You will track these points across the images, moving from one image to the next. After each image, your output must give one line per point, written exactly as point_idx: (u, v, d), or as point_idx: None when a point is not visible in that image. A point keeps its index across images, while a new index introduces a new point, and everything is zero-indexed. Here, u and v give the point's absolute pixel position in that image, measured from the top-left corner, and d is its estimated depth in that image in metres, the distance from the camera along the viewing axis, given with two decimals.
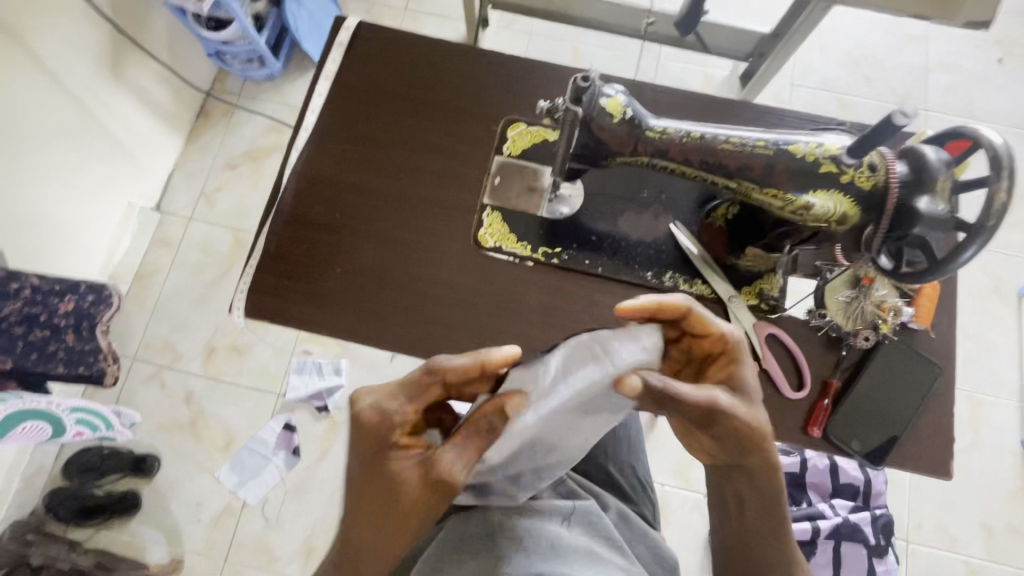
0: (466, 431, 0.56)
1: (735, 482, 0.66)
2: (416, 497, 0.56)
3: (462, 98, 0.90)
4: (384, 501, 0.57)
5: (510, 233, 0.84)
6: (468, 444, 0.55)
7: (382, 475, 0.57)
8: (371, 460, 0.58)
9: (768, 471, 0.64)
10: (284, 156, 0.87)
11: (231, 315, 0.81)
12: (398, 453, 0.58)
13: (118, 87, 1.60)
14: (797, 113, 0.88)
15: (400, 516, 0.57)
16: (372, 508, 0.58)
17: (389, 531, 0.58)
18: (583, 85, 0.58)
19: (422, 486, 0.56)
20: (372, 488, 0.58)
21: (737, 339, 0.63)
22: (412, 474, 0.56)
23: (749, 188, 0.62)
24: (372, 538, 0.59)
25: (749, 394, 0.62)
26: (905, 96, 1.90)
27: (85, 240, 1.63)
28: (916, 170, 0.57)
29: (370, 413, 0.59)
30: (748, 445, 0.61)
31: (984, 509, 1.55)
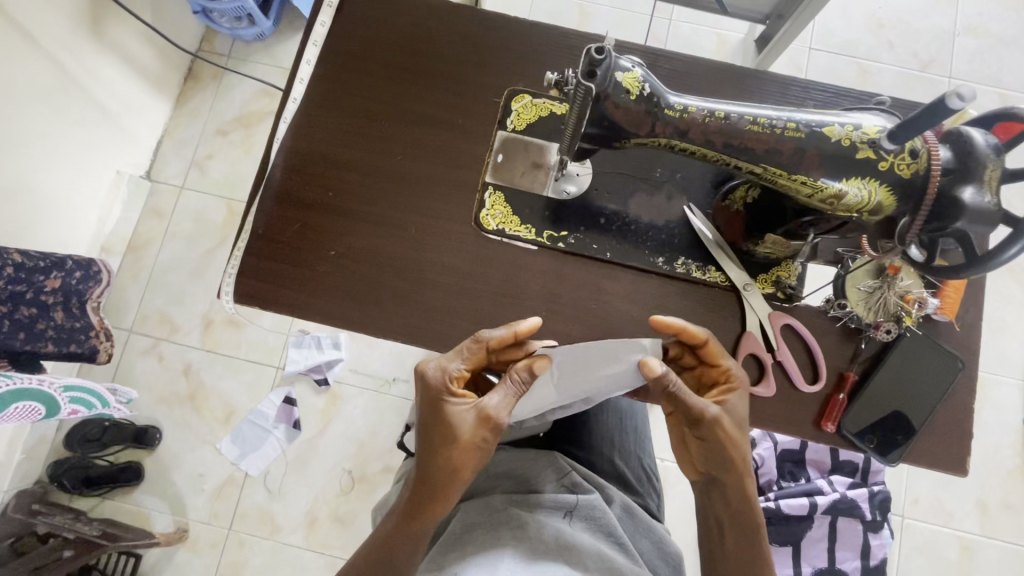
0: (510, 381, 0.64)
1: (711, 504, 0.67)
2: (475, 437, 0.61)
3: (464, 65, 0.84)
4: (444, 447, 0.61)
5: (513, 214, 0.79)
6: (512, 392, 0.64)
7: (444, 424, 0.62)
8: (433, 414, 0.63)
9: (743, 503, 0.65)
10: (272, 129, 0.81)
11: (221, 298, 0.77)
12: (457, 402, 0.63)
13: (99, 48, 1.51)
14: (824, 86, 0.81)
15: (461, 459, 0.61)
16: (432, 457, 0.62)
17: (449, 474, 0.61)
18: (598, 58, 0.52)
19: (481, 426, 0.61)
20: (434, 437, 0.62)
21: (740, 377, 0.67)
22: (471, 418, 0.62)
23: (776, 174, 0.57)
24: (431, 487, 0.62)
25: (741, 422, 0.65)
26: (929, 62, 1.80)
27: (74, 210, 1.58)
28: (961, 156, 0.52)
29: (435, 374, 0.64)
30: (728, 465, 0.63)
31: (982, 487, 1.56)
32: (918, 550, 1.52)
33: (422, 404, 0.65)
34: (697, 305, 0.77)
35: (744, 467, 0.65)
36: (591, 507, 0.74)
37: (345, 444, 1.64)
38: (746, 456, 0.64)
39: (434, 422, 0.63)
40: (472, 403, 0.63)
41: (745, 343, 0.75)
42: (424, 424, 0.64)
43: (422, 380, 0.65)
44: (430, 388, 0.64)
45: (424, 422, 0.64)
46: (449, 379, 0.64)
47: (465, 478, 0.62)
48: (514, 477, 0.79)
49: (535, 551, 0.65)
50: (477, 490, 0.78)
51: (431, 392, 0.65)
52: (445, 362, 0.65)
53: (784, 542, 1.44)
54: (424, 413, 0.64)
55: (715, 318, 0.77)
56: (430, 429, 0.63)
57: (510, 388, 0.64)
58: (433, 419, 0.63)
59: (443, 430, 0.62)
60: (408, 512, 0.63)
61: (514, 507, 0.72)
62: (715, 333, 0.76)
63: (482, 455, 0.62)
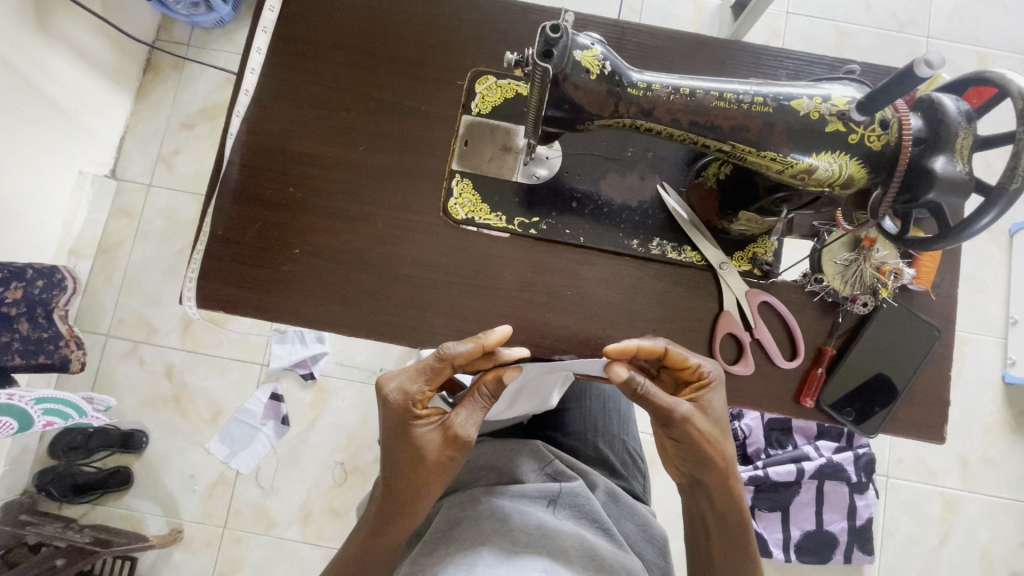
0: (476, 396, 0.63)
1: (696, 502, 0.67)
2: (441, 458, 0.61)
3: (425, 48, 0.80)
4: (410, 468, 0.62)
5: (483, 202, 0.76)
6: (478, 407, 0.63)
7: (409, 449, 0.62)
8: (398, 435, 0.62)
9: (728, 499, 0.65)
10: (225, 124, 0.77)
11: (184, 304, 0.74)
12: (422, 423, 0.62)
13: (47, 42, 1.43)
14: (797, 54, 0.79)
15: (427, 478, 0.62)
16: (398, 476, 0.62)
17: (418, 492, 0.62)
18: (553, 36, 0.49)
19: (447, 446, 0.61)
20: (399, 457, 0.62)
21: (712, 375, 0.66)
22: (435, 439, 0.61)
23: (744, 151, 0.55)
24: (398, 503, 0.63)
25: (718, 417, 0.64)
26: (907, 23, 1.77)
27: (37, 214, 1.52)
28: (933, 125, 0.51)
29: (397, 394, 0.63)
30: (708, 463, 0.63)
31: (963, 443, 1.59)
32: (902, 507, 1.56)
33: (385, 421, 0.64)
34: (673, 286, 0.76)
35: (727, 463, 0.64)
36: (575, 495, 0.74)
37: (335, 437, 1.63)
38: (726, 453, 0.64)
39: (399, 443, 0.62)
40: (436, 423, 0.62)
41: (723, 322, 0.74)
42: (389, 442, 0.63)
43: (385, 399, 0.63)
44: (393, 410, 0.62)
45: (388, 441, 0.63)
46: (411, 402, 0.62)
47: (432, 494, 0.63)
48: (497, 467, 0.78)
49: (516, 546, 0.64)
50: (461, 484, 0.78)
51: (394, 415, 0.63)
52: (407, 380, 0.63)
53: (772, 508, 1.47)
54: (388, 432, 0.63)
55: (692, 298, 0.76)
56: (395, 448, 0.63)
57: (476, 402, 0.63)
58: (398, 438, 0.62)
59: (408, 450, 0.62)
60: (378, 524, 0.65)
61: (496, 500, 0.71)
62: (692, 314, 0.75)
63: (449, 471, 0.63)
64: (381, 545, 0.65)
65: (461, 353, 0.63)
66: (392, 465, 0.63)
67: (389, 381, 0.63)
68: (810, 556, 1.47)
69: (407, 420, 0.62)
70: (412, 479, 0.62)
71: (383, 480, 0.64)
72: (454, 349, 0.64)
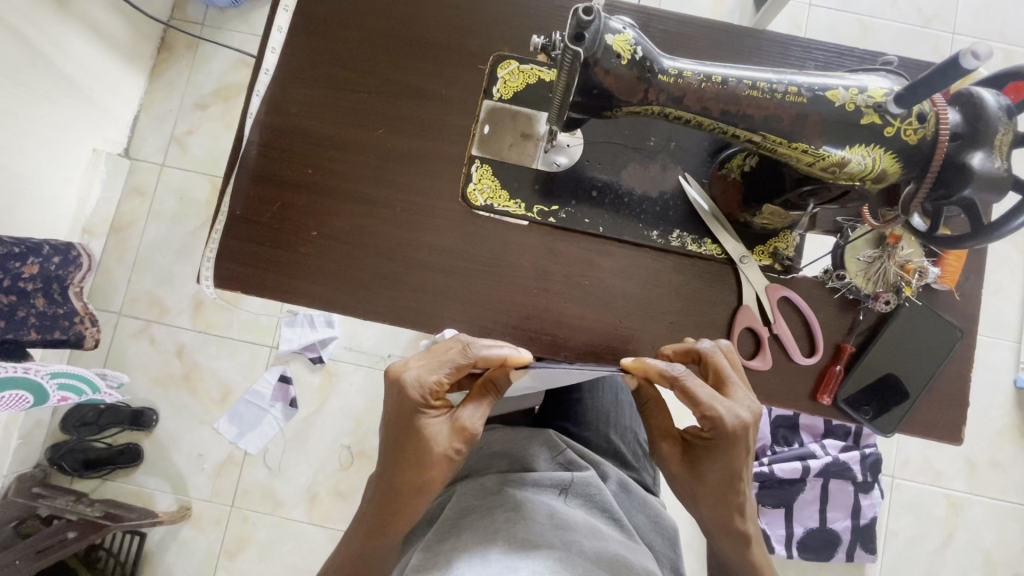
0: (488, 393, 0.65)
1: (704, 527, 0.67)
2: (449, 451, 0.61)
3: (447, 30, 0.79)
4: (414, 458, 0.61)
5: (502, 189, 0.76)
6: (486, 402, 0.65)
7: (418, 439, 0.61)
8: (407, 426, 0.62)
9: (724, 531, 0.63)
10: (243, 103, 0.76)
11: (201, 284, 0.75)
12: (433, 416, 0.63)
13: (63, 19, 1.43)
14: (826, 46, 0.77)
15: (433, 475, 0.62)
16: (403, 469, 0.62)
17: (419, 485, 0.62)
18: (586, 19, 0.48)
19: (455, 439, 0.62)
20: (404, 445, 0.62)
21: (723, 427, 0.59)
22: (448, 433, 0.62)
23: (775, 142, 0.54)
24: (398, 493, 0.62)
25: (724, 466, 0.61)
26: (932, 18, 1.74)
27: (52, 191, 1.53)
28: (971, 120, 0.49)
29: (412, 386, 0.62)
30: (693, 502, 0.63)
31: (972, 447, 1.58)
32: (907, 508, 1.56)
33: (390, 409, 0.63)
34: (693, 279, 0.75)
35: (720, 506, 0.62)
36: (586, 484, 0.74)
37: (343, 421, 1.65)
38: (709, 497, 0.62)
39: (409, 434, 0.62)
40: (446, 416, 0.63)
41: (741, 317, 0.73)
42: (395, 430, 0.63)
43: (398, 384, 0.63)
44: (409, 398, 0.62)
45: (394, 430, 0.63)
46: (427, 392, 0.62)
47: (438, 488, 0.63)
48: (506, 452, 0.79)
49: (529, 536, 0.64)
50: (472, 471, 0.78)
51: (405, 405, 0.62)
52: (423, 371, 0.63)
53: (777, 504, 1.47)
54: (396, 421, 0.63)
55: (710, 292, 0.75)
56: (404, 438, 0.62)
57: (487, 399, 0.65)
58: (407, 429, 0.62)
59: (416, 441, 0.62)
60: (375, 513, 0.64)
61: (509, 487, 0.72)
62: (709, 307, 0.75)
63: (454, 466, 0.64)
64: (379, 534, 0.65)
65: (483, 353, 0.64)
66: (396, 454, 0.62)
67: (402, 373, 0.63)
68: (812, 553, 1.48)
69: (421, 411, 0.62)
70: (414, 470, 0.61)
71: (382, 469, 0.64)
72: (481, 349, 0.65)
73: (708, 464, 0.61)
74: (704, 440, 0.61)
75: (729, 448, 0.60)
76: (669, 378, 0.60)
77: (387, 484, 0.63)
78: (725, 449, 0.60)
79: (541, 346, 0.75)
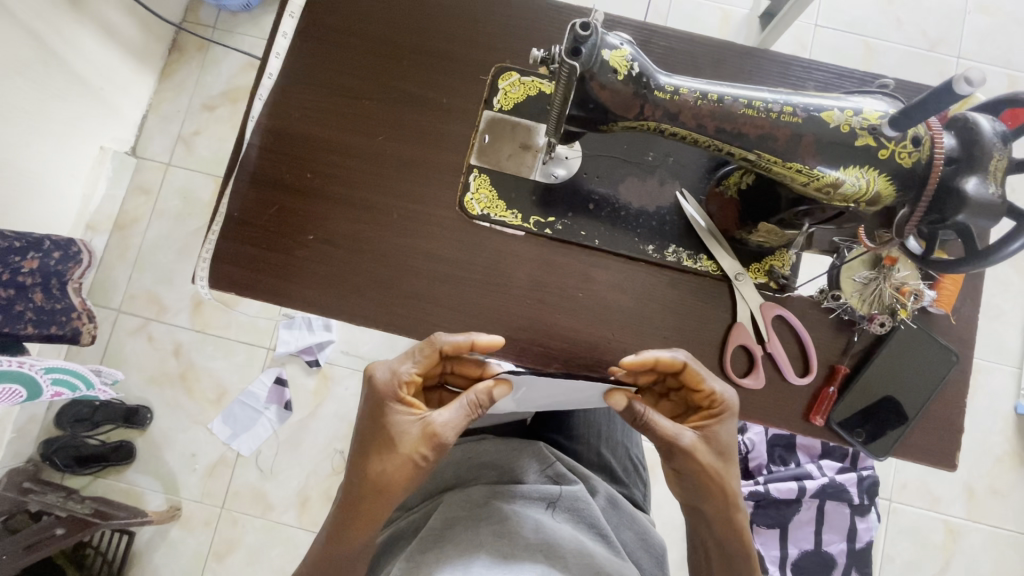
0: (464, 401, 0.64)
1: (698, 527, 0.67)
2: (414, 453, 0.62)
3: (451, 41, 0.80)
4: (380, 455, 0.63)
5: (500, 199, 0.76)
6: (462, 413, 0.64)
7: (385, 433, 0.63)
8: (375, 420, 0.65)
9: (727, 527, 0.64)
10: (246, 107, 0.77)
11: (197, 283, 0.75)
12: (403, 412, 0.65)
13: (76, 17, 1.45)
14: (826, 67, 0.78)
15: (395, 473, 0.62)
16: (368, 464, 0.63)
17: (381, 484, 0.62)
18: (582, 35, 0.48)
19: (424, 442, 0.62)
20: (372, 440, 0.64)
21: (727, 401, 0.66)
22: (414, 434, 0.63)
23: (770, 161, 0.54)
24: (361, 492, 0.63)
25: (723, 449, 0.64)
26: (937, 42, 1.77)
27: (57, 187, 1.54)
28: (966, 145, 0.49)
29: (383, 380, 0.66)
30: (704, 497, 0.64)
31: (971, 473, 1.57)
32: (904, 533, 1.54)
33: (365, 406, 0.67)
34: (687, 295, 0.75)
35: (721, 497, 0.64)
36: (575, 499, 0.73)
37: (337, 426, 1.64)
38: (727, 486, 0.63)
39: (376, 428, 0.64)
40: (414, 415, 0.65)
41: (735, 334, 0.73)
42: (366, 425, 0.66)
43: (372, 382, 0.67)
44: (379, 391, 0.66)
45: (364, 425, 0.65)
46: (397, 384, 0.66)
47: (403, 489, 0.63)
48: (495, 462, 0.79)
49: (513, 549, 0.64)
50: (460, 480, 0.78)
51: (376, 399, 0.66)
52: (396, 366, 0.67)
53: (771, 525, 1.45)
54: (367, 416, 0.66)
55: (705, 308, 0.75)
56: (371, 432, 0.64)
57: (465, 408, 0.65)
58: (375, 424, 0.65)
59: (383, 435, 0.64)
60: (340, 514, 0.64)
61: (496, 500, 0.71)
62: (703, 324, 0.75)
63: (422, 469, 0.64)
64: (351, 541, 0.64)
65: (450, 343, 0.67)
66: (364, 451, 0.64)
67: (377, 368, 0.67)
68: None
69: (389, 405, 0.65)
70: (378, 468, 0.62)
71: (351, 467, 0.65)
72: (446, 338, 0.68)
73: (721, 441, 0.64)
74: (709, 419, 0.66)
75: (731, 423, 0.66)
76: (677, 363, 0.66)
77: (355, 484, 0.64)
78: (728, 425, 0.65)
79: (533, 357, 0.75)
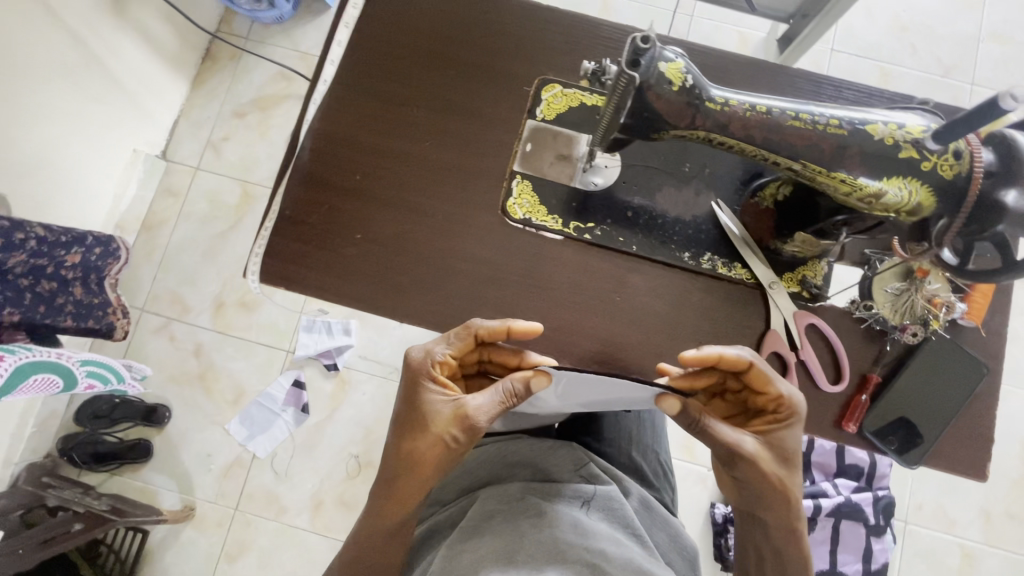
0: (500, 388, 0.66)
1: (752, 534, 0.67)
2: (444, 433, 0.65)
3: (496, 53, 0.83)
4: (414, 434, 0.66)
5: (540, 204, 0.79)
6: (496, 400, 0.66)
7: (419, 412, 0.67)
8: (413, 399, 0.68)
9: (785, 534, 0.65)
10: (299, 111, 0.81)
11: (247, 278, 0.77)
12: (437, 392, 0.68)
13: (119, 25, 1.51)
14: (857, 86, 0.81)
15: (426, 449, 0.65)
16: (402, 442, 0.67)
17: (414, 463, 0.65)
18: (643, 47, 0.52)
19: (455, 423, 0.65)
20: (408, 418, 0.67)
21: (795, 404, 0.67)
22: (446, 414, 0.66)
23: (815, 171, 0.56)
24: (396, 469, 0.66)
25: (786, 454, 0.65)
26: (951, 68, 1.81)
27: (90, 187, 1.58)
28: (1005, 160, 0.52)
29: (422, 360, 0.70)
30: (769, 505, 0.64)
31: (987, 497, 1.56)
32: (921, 556, 1.53)
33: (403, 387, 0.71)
34: (721, 301, 0.77)
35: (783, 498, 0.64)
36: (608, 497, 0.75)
37: (353, 430, 1.65)
38: (790, 492, 0.64)
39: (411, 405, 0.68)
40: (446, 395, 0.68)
41: (770, 341, 0.75)
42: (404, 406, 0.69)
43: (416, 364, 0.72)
44: (415, 371, 0.70)
45: (402, 406, 0.69)
46: (431, 364, 0.70)
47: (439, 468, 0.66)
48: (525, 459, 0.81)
49: (552, 544, 0.65)
50: (495, 477, 0.79)
51: (412, 378, 0.70)
52: (433, 348, 0.71)
53: None
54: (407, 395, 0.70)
55: (739, 315, 0.77)
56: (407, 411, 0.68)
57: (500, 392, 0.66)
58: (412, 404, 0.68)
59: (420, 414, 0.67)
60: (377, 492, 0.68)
61: (532, 497, 0.73)
62: (737, 329, 0.76)
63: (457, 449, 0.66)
64: (394, 525, 0.67)
65: (485, 328, 0.70)
66: (399, 430, 0.68)
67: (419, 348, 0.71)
68: None
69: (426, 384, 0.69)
70: (411, 446, 0.65)
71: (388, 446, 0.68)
72: (482, 323, 0.71)
73: (789, 446, 0.65)
74: (776, 422, 0.67)
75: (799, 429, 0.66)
76: (744, 361, 0.67)
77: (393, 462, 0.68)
78: (796, 431, 0.66)
79: (570, 357, 0.76)
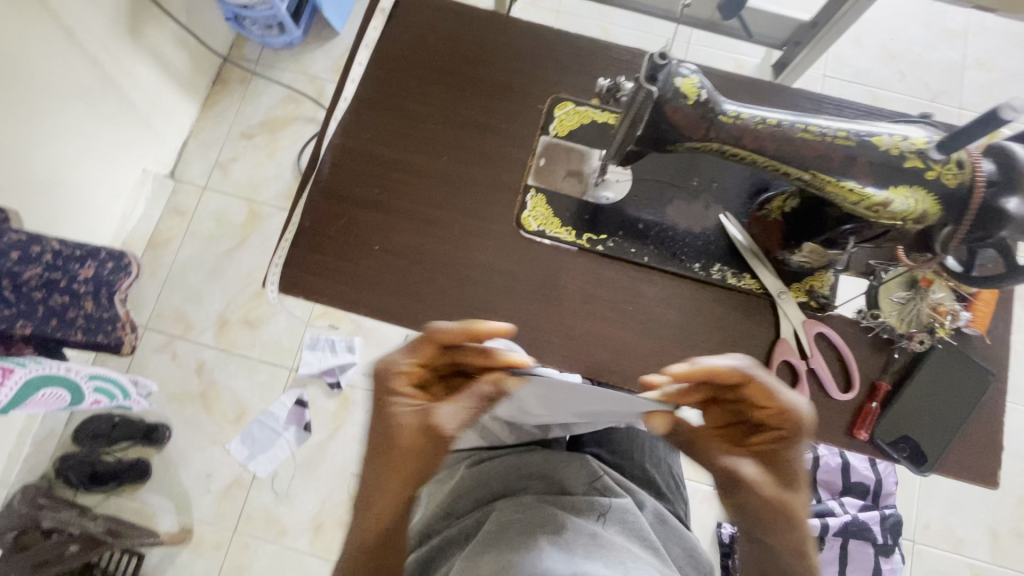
0: (471, 393, 0.65)
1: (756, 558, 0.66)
2: (414, 445, 0.64)
3: (509, 73, 0.87)
4: (387, 453, 0.65)
5: (554, 217, 0.81)
6: (467, 407, 0.65)
7: (388, 428, 0.65)
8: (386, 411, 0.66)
9: (793, 555, 0.64)
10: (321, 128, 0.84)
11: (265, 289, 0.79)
12: (403, 404, 0.65)
13: (134, 48, 1.56)
14: (855, 105, 0.85)
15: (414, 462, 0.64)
16: (377, 460, 0.66)
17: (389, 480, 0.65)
18: (660, 63, 0.54)
19: (423, 435, 0.64)
20: (380, 435, 0.66)
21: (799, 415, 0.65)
22: (411, 428, 0.64)
23: (824, 181, 0.59)
24: (374, 487, 0.66)
25: (789, 471, 0.65)
26: (939, 93, 1.88)
27: (99, 205, 1.60)
28: (1006, 169, 0.54)
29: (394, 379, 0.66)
30: (773, 526, 0.64)
31: (993, 514, 1.56)
32: None
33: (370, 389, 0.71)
34: (732, 311, 0.79)
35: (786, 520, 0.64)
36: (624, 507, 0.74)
37: (356, 449, 1.64)
38: (794, 510, 0.63)
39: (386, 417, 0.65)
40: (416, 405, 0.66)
41: (780, 350, 0.76)
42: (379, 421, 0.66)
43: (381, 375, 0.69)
44: (381, 384, 0.67)
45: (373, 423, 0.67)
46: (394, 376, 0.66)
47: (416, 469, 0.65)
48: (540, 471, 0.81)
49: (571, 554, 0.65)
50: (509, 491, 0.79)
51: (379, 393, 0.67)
52: (398, 357, 0.67)
53: None
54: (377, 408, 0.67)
55: (749, 324, 0.78)
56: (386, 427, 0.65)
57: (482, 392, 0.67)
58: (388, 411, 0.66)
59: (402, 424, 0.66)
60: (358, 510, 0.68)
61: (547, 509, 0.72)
62: (748, 339, 0.78)
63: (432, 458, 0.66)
64: (379, 537, 0.66)
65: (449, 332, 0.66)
66: (376, 448, 0.67)
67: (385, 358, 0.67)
68: None
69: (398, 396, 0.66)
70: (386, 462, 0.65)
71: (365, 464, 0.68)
72: (443, 328, 0.66)
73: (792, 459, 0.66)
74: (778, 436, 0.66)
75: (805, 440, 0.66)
76: (738, 373, 0.66)
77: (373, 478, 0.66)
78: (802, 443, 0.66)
79: (585, 366, 0.77)
